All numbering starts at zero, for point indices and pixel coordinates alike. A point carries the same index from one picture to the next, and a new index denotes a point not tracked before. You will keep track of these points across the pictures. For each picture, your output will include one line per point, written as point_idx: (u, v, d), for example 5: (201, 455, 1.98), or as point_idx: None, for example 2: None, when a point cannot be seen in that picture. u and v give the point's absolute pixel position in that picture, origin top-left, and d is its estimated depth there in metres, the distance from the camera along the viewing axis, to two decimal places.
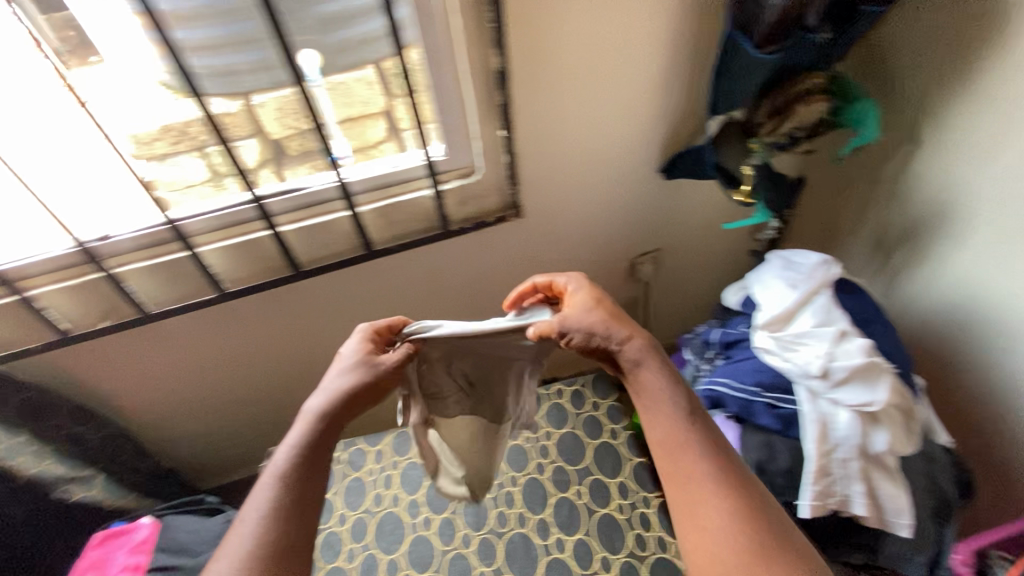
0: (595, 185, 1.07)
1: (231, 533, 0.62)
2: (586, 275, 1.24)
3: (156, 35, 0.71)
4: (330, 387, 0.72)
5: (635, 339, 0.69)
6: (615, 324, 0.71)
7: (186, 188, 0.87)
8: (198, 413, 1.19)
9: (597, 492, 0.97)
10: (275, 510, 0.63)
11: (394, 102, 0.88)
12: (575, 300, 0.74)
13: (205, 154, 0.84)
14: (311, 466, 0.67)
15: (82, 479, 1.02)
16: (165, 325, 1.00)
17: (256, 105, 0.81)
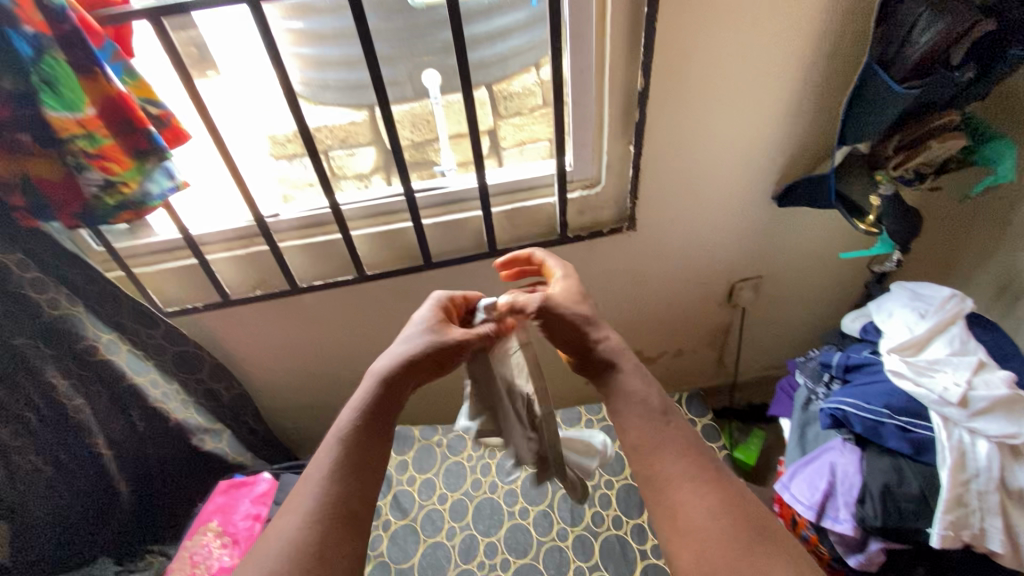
0: (707, 207, 1.11)
1: (294, 492, 0.59)
2: (683, 295, 1.27)
3: (303, 52, 0.94)
4: (397, 352, 0.69)
5: (611, 339, 0.71)
6: (596, 322, 0.73)
7: (305, 186, 1.09)
8: (311, 388, 1.30)
9: None
10: (337, 473, 0.59)
11: (501, 122, 1.10)
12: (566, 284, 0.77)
13: (329, 157, 1.11)
14: (371, 430, 0.63)
15: (213, 432, 1.12)
16: (305, 302, 1.11)
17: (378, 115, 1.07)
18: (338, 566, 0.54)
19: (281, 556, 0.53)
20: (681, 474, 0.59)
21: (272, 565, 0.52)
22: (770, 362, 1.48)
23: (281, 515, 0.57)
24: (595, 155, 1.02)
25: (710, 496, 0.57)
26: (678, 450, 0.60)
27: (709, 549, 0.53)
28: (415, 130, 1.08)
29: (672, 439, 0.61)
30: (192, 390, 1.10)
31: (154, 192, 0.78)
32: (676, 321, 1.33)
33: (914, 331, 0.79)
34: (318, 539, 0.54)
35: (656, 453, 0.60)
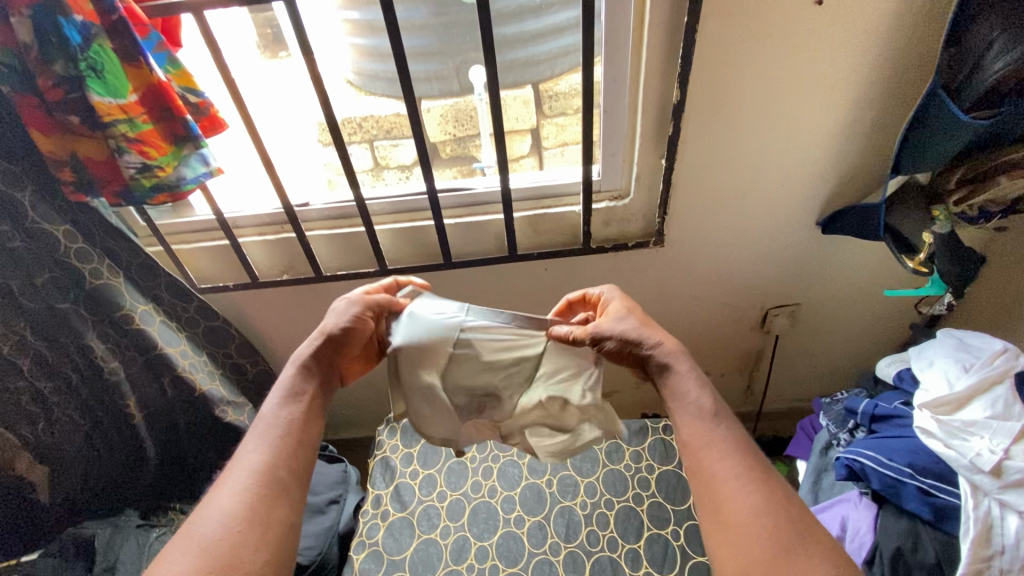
0: (743, 227, 1.05)
1: (225, 468, 0.63)
2: (710, 316, 1.22)
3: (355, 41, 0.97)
4: (314, 336, 0.74)
5: (665, 344, 0.70)
6: (648, 330, 0.72)
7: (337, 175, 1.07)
8: None
9: (695, 538, 0.94)
10: (262, 449, 0.64)
11: (543, 122, 1.12)
12: (614, 299, 0.78)
13: (372, 146, 1.15)
14: (294, 407, 0.68)
15: (236, 405, 1.15)
16: (328, 291, 1.14)
17: (425, 109, 1.11)
18: (270, 533, 0.58)
19: (213, 523, 0.57)
20: (736, 471, 0.60)
21: (208, 532, 0.57)
22: (800, 396, 1.40)
23: (217, 487, 0.61)
24: (625, 166, 0.99)
25: (754, 495, 0.58)
26: (729, 449, 0.62)
27: (749, 547, 0.55)
28: (457, 125, 1.13)
29: (723, 439, 0.62)
30: (220, 362, 1.17)
31: (189, 176, 0.82)
32: (702, 343, 1.28)
33: (952, 387, 0.72)
34: (246, 506, 0.59)
35: (708, 448, 0.62)
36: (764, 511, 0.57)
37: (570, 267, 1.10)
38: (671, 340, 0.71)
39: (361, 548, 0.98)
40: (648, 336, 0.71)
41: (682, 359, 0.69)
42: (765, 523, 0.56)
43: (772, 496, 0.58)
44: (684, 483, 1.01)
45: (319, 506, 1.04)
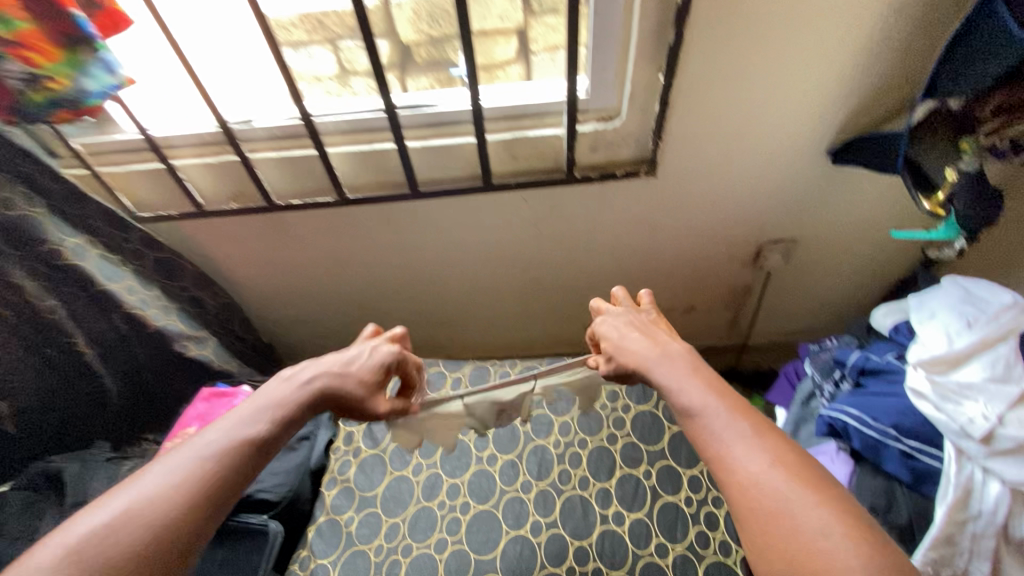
0: (745, 156, 0.94)
1: (179, 450, 0.56)
2: (699, 250, 1.15)
3: None
4: (334, 375, 0.67)
5: (645, 361, 0.64)
6: (629, 352, 0.67)
7: (315, 81, 0.88)
8: (300, 303, 1.27)
9: (666, 478, 0.94)
10: (219, 455, 0.56)
11: (533, 20, 0.83)
12: (606, 320, 0.73)
13: (337, 48, 0.86)
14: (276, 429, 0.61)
15: (197, 339, 1.10)
16: (285, 219, 1.04)
17: (392, 4, 0.81)
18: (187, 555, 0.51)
19: (140, 514, 0.50)
20: (737, 433, 0.53)
21: (131, 526, 0.49)
22: (786, 332, 1.37)
23: (161, 472, 0.54)
24: (617, 81, 0.85)
25: (754, 460, 0.51)
26: (718, 421, 0.55)
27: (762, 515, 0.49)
28: (432, 23, 0.83)
29: (711, 412, 0.55)
30: (175, 296, 1.09)
31: (92, 89, 0.70)
32: (688, 277, 1.22)
33: (952, 344, 0.66)
34: (182, 509, 0.51)
35: (701, 424, 0.56)
36: (771, 473, 0.50)
37: (552, 197, 1.00)
38: (650, 351, 0.65)
39: (333, 484, 0.98)
40: (626, 353, 0.67)
41: (658, 367, 0.62)
42: (767, 487, 0.49)
43: (777, 458, 0.51)
44: (658, 423, 1.00)
45: (291, 443, 1.02)
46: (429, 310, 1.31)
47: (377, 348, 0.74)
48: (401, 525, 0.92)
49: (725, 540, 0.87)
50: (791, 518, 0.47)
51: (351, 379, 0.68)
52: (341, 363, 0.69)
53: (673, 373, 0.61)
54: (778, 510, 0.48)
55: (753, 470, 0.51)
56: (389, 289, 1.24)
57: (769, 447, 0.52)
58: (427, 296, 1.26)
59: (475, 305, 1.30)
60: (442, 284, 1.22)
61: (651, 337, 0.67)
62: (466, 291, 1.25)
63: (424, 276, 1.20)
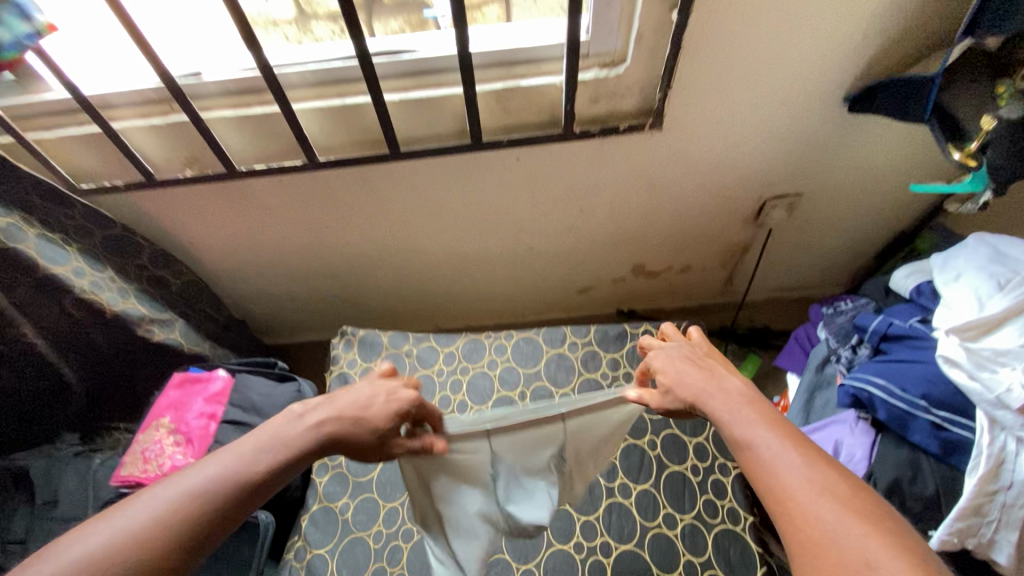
0: (758, 105, 0.86)
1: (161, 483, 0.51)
2: (700, 207, 1.08)
3: None
4: (334, 413, 0.57)
5: (699, 392, 0.58)
6: (684, 386, 0.60)
7: (271, 26, 0.76)
8: (273, 276, 1.18)
9: (672, 447, 0.91)
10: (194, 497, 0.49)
11: None
12: (659, 350, 0.66)
13: None
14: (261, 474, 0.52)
15: (163, 322, 1.00)
16: (249, 185, 0.93)
17: None
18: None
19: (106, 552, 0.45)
20: (788, 462, 0.48)
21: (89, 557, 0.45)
22: (782, 287, 1.34)
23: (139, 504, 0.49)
24: (622, 20, 0.75)
25: (809, 484, 0.47)
26: (769, 444, 0.50)
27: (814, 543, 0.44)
28: None
29: (760, 436, 0.51)
30: (131, 276, 0.98)
31: (6, 39, 0.62)
32: (688, 236, 1.16)
33: (983, 309, 0.62)
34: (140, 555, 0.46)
35: (750, 450, 0.51)
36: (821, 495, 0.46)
37: (547, 154, 0.91)
38: (705, 383, 0.59)
39: (324, 471, 0.92)
40: (681, 385, 0.60)
41: (713, 400, 0.56)
42: (819, 515, 0.45)
43: (831, 483, 0.47)
44: None
45: None
46: (413, 279, 1.23)
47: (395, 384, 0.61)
48: (398, 509, 0.88)
49: (733, 508, 0.85)
50: (841, 551, 0.43)
51: (362, 419, 0.57)
52: (353, 402, 0.58)
53: (729, 405, 0.55)
54: (827, 540, 0.44)
55: (805, 500, 0.46)
56: (370, 259, 1.15)
57: (822, 478, 0.47)
58: (411, 264, 1.18)
59: (463, 273, 1.22)
60: (427, 252, 1.14)
61: (704, 371, 0.60)
62: (453, 258, 1.17)
63: (408, 244, 1.11)
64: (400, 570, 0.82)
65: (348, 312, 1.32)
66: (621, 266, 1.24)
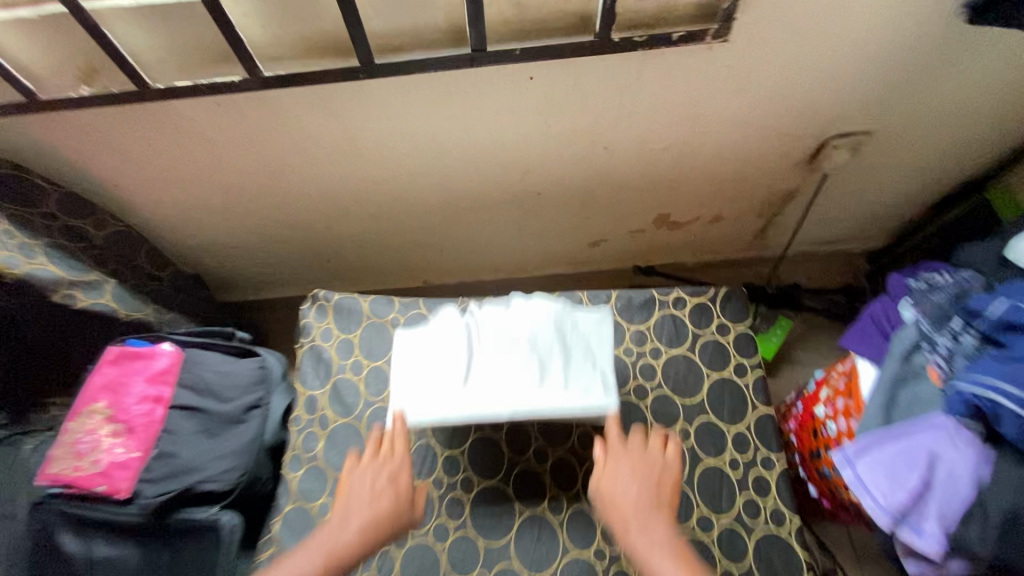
0: (850, 8, 0.66)
1: None
2: (748, 146, 0.88)
3: None
4: (349, 518, 0.59)
5: (631, 527, 0.56)
6: (620, 511, 0.58)
7: None
8: (225, 225, 0.97)
9: (708, 436, 0.78)
10: None
11: None
12: (613, 458, 0.61)
13: None
14: None
15: (88, 284, 0.83)
16: (177, 109, 0.71)
17: None
18: None
19: None
20: None
21: None
22: (816, 240, 1.19)
23: None
24: None
25: None
26: None
27: None
28: None
29: None
30: (39, 228, 0.79)
31: None
32: (727, 182, 0.97)
33: None
34: None
35: None
36: None
37: (570, 72, 0.70)
38: (636, 516, 0.57)
39: (299, 465, 0.78)
40: (616, 506, 0.58)
41: (641, 539, 0.55)
42: None
43: None
44: (695, 369, 0.81)
45: (235, 415, 0.80)
46: (398, 229, 1.04)
47: (386, 471, 0.62)
48: None
49: (777, 508, 0.74)
50: None
51: (384, 520, 0.59)
52: (364, 506, 0.60)
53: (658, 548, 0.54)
54: None
55: None
56: (345, 205, 0.95)
57: None
58: (395, 212, 0.98)
59: (457, 223, 1.03)
60: (414, 197, 0.94)
61: (639, 499, 0.58)
62: (445, 205, 0.97)
63: (391, 188, 0.91)
64: None
65: (321, 266, 1.14)
66: (644, 216, 1.05)
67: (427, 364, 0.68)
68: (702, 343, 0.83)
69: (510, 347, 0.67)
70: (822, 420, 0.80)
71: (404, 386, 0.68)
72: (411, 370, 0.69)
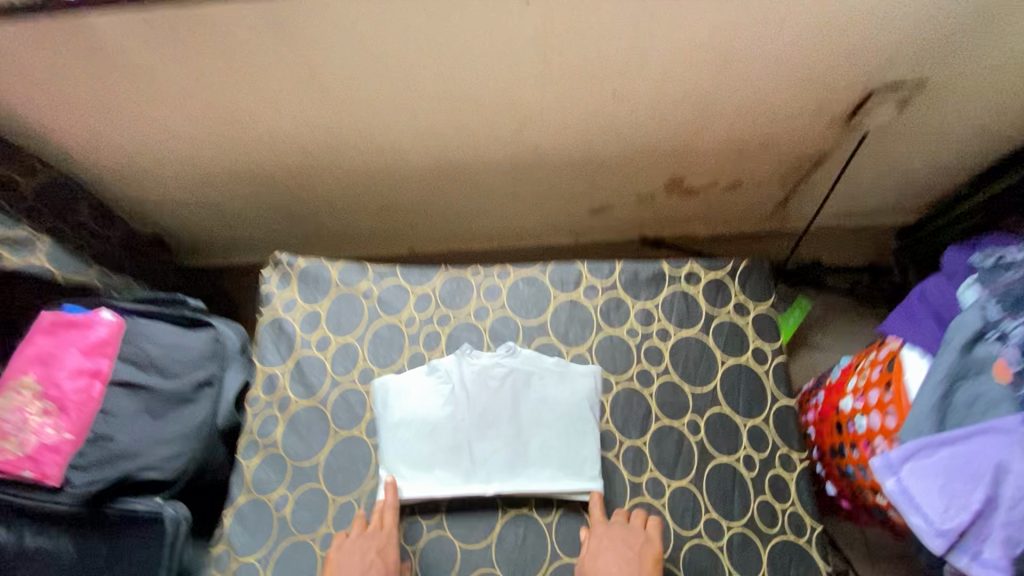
0: None
1: None
2: (776, 100, 0.76)
3: None
4: None
5: None
6: None
7: None
8: (181, 175, 0.87)
9: (719, 431, 0.68)
10: None
11: None
12: (597, 538, 0.59)
13: None
14: None
15: (15, 242, 0.73)
16: (104, 22, 0.61)
17: None
18: None
19: None
20: None
21: None
22: (843, 213, 1.07)
23: None
24: None
25: None
26: None
27: None
28: None
29: None
30: None
31: None
32: (750, 144, 0.85)
33: None
34: None
35: None
36: None
37: None
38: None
39: (254, 452, 0.68)
40: None
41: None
42: None
43: None
44: (708, 354, 0.71)
45: (185, 394, 0.70)
46: (377, 189, 0.92)
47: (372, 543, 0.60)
48: (354, 505, 0.66)
49: (796, 515, 0.65)
50: None
51: None
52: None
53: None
54: None
55: None
56: (315, 156, 0.83)
57: None
58: (372, 167, 0.87)
59: (443, 183, 0.91)
60: (392, 150, 0.83)
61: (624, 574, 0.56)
62: (429, 162, 0.86)
63: (365, 136, 0.80)
64: None
65: (295, 230, 1.03)
66: (653, 182, 0.94)
67: (419, 434, 0.65)
68: (717, 324, 0.72)
69: (521, 403, 0.67)
70: (847, 414, 0.70)
71: (421, 455, 0.65)
72: (401, 430, 0.66)
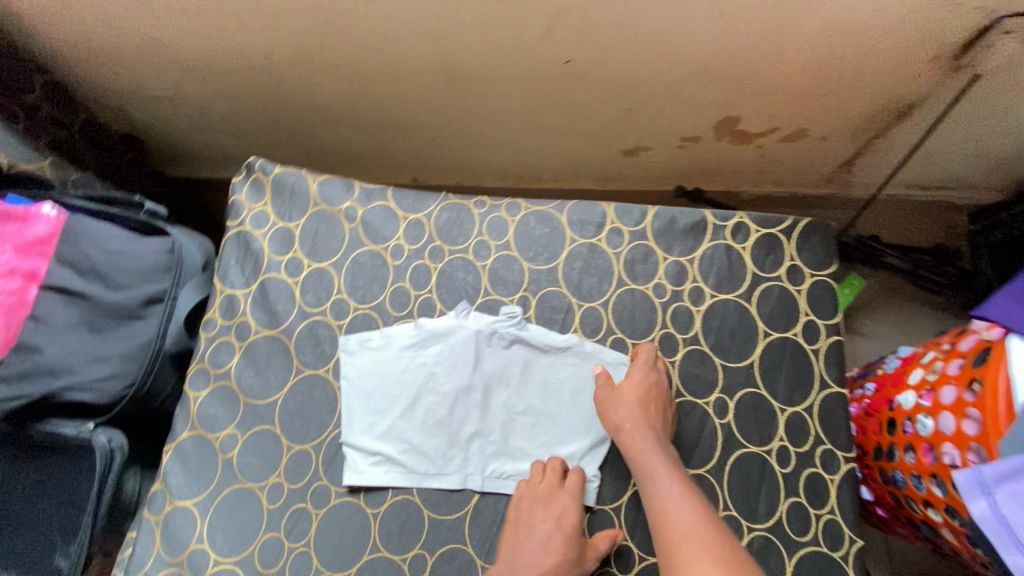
0: None
1: None
2: (872, 18, 0.60)
3: None
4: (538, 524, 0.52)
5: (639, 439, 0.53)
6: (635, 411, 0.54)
7: None
8: (147, 61, 0.75)
9: (750, 415, 0.57)
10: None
11: None
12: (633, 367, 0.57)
13: None
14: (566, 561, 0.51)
15: None
16: None
17: None
18: None
19: None
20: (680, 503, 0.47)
21: None
22: (918, 182, 0.91)
23: None
24: None
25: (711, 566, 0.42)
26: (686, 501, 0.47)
27: None
28: None
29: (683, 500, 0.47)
30: None
31: None
32: (825, 78, 0.70)
33: None
34: None
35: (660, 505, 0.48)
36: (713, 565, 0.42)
37: None
38: (644, 435, 0.53)
39: (203, 384, 0.59)
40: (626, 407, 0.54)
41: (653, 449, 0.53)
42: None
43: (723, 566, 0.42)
44: (748, 324, 0.59)
45: (129, 310, 0.60)
46: (376, 99, 0.79)
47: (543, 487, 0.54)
48: (311, 456, 0.57)
49: (832, 524, 0.54)
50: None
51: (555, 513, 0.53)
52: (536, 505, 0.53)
53: (670, 464, 0.51)
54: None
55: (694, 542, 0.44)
56: (304, 48, 0.70)
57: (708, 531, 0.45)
58: (371, 70, 0.73)
59: (454, 99, 0.78)
60: (394, 47, 0.69)
61: (644, 414, 0.54)
62: (439, 69, 0.72)
63: (363, 26, 0.66)
64: (305, 547, 0.54)
65: (283, 143, 0.91)
66: (700, 120, 0.79)
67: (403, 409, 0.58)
68: (764, 290, 0.60)
69: (523, 384, 0.58)
70: (905, 410, 0.58)
71: (405, 427, 0.57)
72: (383, 402, 0.58)
